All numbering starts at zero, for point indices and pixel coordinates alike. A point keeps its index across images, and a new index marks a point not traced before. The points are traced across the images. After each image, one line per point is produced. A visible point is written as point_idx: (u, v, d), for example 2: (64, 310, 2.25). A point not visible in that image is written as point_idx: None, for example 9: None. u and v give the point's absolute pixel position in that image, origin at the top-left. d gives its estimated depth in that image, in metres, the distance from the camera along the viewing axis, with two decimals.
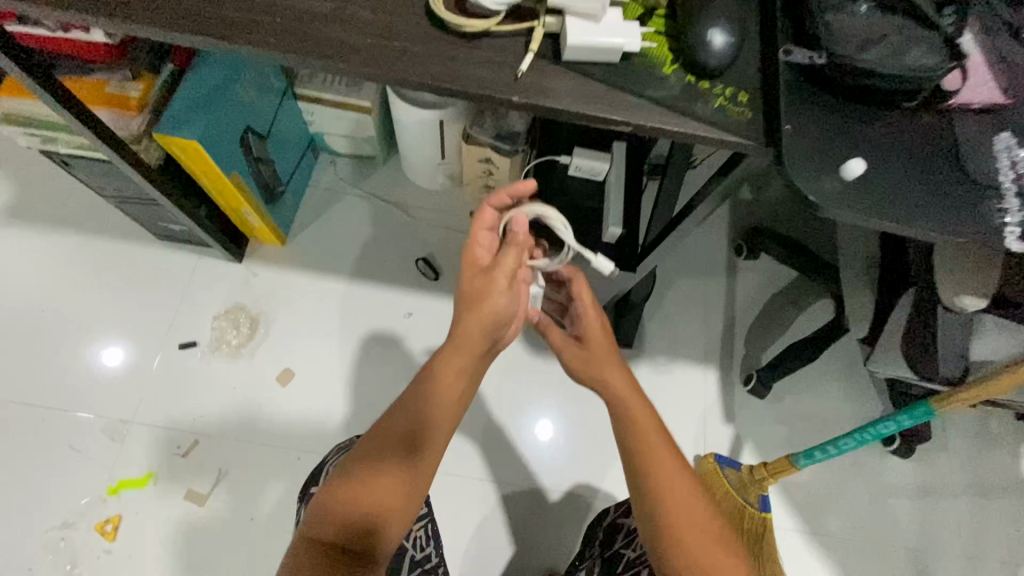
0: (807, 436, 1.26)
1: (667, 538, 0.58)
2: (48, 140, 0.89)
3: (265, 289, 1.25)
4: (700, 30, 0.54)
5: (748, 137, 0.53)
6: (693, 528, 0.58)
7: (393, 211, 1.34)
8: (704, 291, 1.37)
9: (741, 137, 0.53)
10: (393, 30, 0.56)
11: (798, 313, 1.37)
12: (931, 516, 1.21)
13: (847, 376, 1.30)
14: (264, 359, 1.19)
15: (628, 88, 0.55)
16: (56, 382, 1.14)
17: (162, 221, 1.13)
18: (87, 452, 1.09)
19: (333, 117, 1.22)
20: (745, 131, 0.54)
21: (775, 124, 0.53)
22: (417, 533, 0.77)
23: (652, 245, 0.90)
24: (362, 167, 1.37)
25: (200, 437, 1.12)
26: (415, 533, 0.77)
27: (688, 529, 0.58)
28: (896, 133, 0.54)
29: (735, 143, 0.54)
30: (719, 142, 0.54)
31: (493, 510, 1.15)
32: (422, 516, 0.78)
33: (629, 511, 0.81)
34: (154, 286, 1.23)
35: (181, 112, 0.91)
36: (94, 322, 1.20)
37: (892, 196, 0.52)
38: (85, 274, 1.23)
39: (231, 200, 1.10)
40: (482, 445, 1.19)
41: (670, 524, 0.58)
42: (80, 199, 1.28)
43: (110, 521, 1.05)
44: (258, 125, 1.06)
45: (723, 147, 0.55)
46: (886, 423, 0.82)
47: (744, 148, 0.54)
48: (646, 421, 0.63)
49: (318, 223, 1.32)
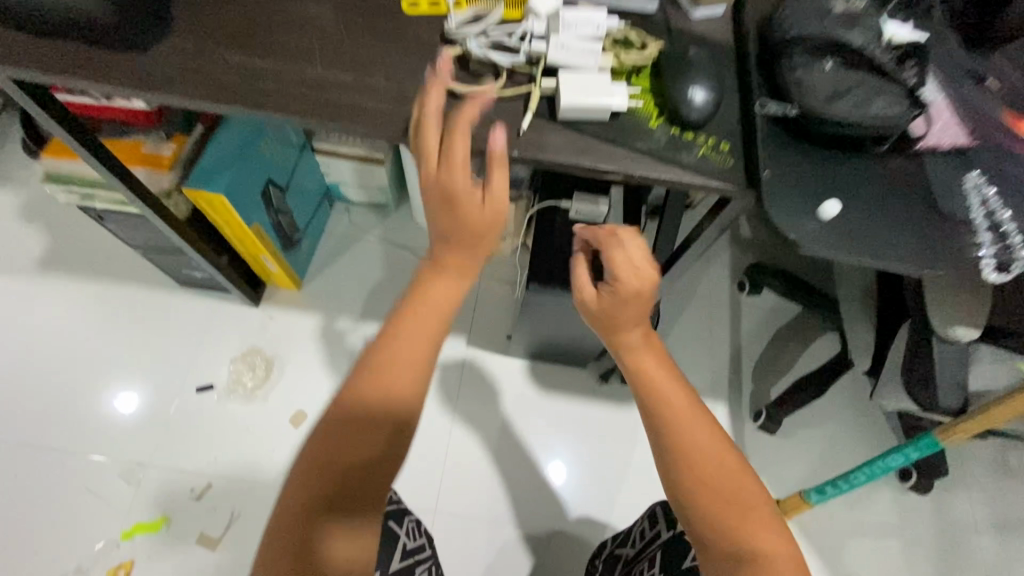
0: (820, 471, 1.25)
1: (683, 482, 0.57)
2: (87, 196, 0.96)
3: (280, 332, 1.29)
4: (681, 88, 0.59)
5: (730, 182, 0.58)
6: (711, 467, 0.56)
7: (405, 255, 1.40)
8: (709, 327, 1.39)
9: (724, 182, 0.58)
10: (404, 96, 0.62)
11: (803, 348, 1.38)
12: (953, 554, 1.18)
13: (856, 409, 1.30)
14: (279, 401, 1.22)
15: (618, 141, 0.59)
16: (77, 425, 1.18)
17: (185, 269, 1.19)
18: (103, 495, 1.11)
19: (348, 169, 1.30)
20: (728, 176, 0.58)
21: (755, 170, 0.58)
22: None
23: None
24: (374, 214, 1.44)
25: (214, 479, 1.14)
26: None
27: (713, 476, 0.56)
28: (870, 175, 0.59)
29: (718, 188, 0.58)
30: (704, 187, 0.58)
31: (505, 553, 1.14)
32: (427, 556, 0.79)
33: (625, 543, 0.83)
34: (175, 331, 1.28)
35: (208, 169, 0.98)
36: (116, 366, 1.24)
37: (870, 234, 0.56)
38: (110, 319, 1.28)
39: (252, 248, 1.16)
40: (492, 485, 1.19)
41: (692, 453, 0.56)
42: (108, 248, 1.35)
43: (122, 566, 1.06)
44: (279, 178, 1.14)
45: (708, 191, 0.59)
46: (893, 456, 0.82)
47: (726, 192, 0.58)
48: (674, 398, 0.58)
49: (333, 268, 1.38)
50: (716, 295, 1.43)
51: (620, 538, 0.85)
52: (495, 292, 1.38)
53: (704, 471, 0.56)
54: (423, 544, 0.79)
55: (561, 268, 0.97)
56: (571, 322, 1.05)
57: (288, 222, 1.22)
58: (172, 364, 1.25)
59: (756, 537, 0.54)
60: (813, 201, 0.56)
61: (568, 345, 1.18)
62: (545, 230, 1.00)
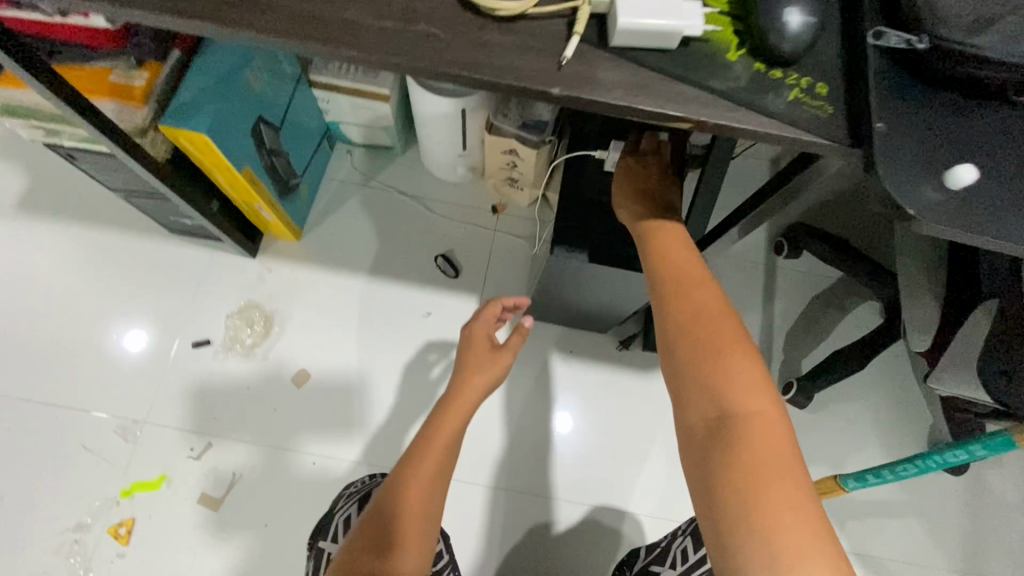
0: (848, 448, 1.18)
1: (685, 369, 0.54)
2: (52, 133, 0.87)
3: (279, 286, 1.21)
4: (774, 9, 0.46)
5: (828, 136, 0.45)
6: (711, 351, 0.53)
7: (412, 205, 1.29)
8: (740, 292, 1.29)
9: (819, 137, 0.45)
10: (415, 13, 0.49)
11: (840, 317, 1.28)
12: (983, 535, 1.13)
13: (891, 384, 1.23)
14: (280, 359, 1.15)
15: (684, 77, 0.47)
16: (70, 380, 1.12)
17: (173, 216, 1.09)
18: (100, 452, 1.07)
19: (349, 106, 1.16)
20: (825, 128, 0.46)
21: (863, 120, 0.45)
22: None
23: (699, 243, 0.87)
24: (378, 159, 1.32)
25: (214, 439, 1.09)
26: None
27: (716, 359, 0.53)
28: (1010, 133, 0.46)
29: (811, 143, 0.46)
30: (792, 142, 0.46)
31: (517, 520, 1.10)
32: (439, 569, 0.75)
33: (662, 558, 0.77)
34: (167, 281, 1.20)
35: (188, 103, 0.86)
36: (107, 318, 1.17)
37: (1007, 209, 0.44)
38: (97, 269, 1.20)
39: (243, 194, 1.05)
40: (503, 452, 1.14)
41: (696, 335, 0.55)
42: (92, 192, 1.24)
43: (123, 524, 1.02)
44: (270, 115, 1.00)
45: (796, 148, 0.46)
46: (956, 452, 0.75)
47: (820, 149, 0.45)
48: (695, 290, 0.58)
49: (335, 217, 1.27)
50: (750, 258, 1.32)
51: (652, 550, 0.80)
52: (509, 247, 1.27)
53: (711, 359, 0.53)
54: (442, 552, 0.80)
55: (589, 229, 0.86)
56: (596, 288, 0.95)
57: (283, 167, 1.11)
58: (166, 317, 1.17)
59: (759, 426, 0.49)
60: (936, 165, 0.44)
61: (591, 311, 1.09)
62: (571, 184, 0.88)
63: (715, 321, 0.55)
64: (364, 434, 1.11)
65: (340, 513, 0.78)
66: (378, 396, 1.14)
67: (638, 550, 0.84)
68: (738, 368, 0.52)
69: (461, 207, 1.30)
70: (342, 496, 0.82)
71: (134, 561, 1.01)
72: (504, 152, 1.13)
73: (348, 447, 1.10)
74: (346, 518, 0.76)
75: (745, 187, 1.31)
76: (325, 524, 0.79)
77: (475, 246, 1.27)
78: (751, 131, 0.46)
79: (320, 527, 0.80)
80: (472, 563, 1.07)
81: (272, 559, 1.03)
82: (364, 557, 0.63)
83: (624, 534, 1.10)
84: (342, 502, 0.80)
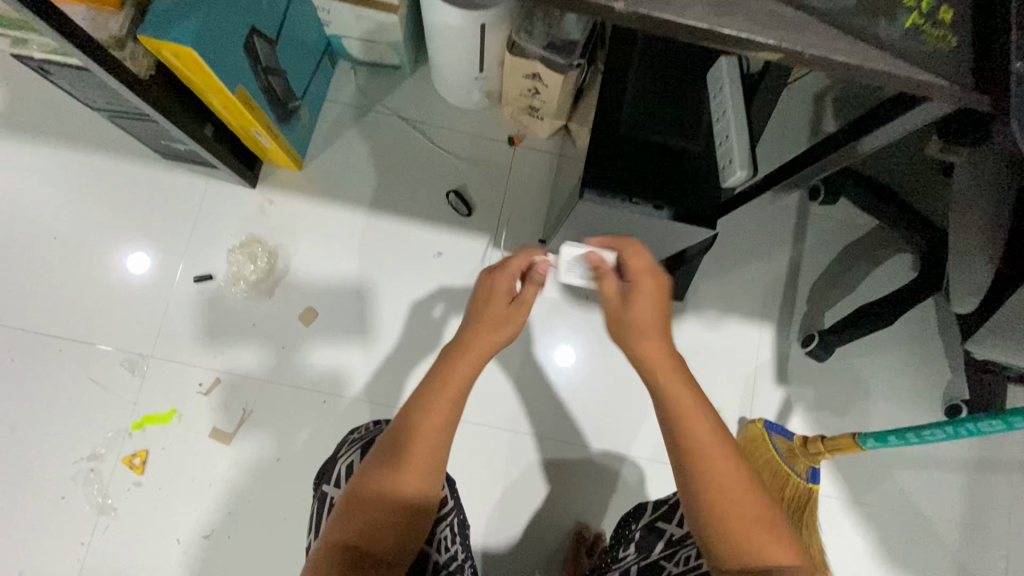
0: (863, 402, 1.16)
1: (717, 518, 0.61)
2: (19, 41, 0.76)
3: (280, 218, 1.14)
4: None
5: (943, 74, 0.44)
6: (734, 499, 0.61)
7: (422, 134, 1.20)
8: (766, 240, 1.22)
9: (936, 73, 0.44)
10: None
11: (871, 269, 1.21)
12: (987, 492, 1.13)
13: (912, 341, 1.19)
14: (285, 296, 1.11)
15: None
16: (72, 311, 1.09)
17: (164, 140, 1.00)
18: (109, 385, 1.06)
19: (352, 17, 1.03)
20: (941, 61, 0.45)
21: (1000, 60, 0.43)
22: (439, 534, 0.72)
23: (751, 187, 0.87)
24: (384, 82, 1.21)
25: (222, 375, 1.08)
26: (437, 535, 0.72)
27: (737, 510, 0.61)
28: None
29: (923, 82, 0.45)
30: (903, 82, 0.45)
31: (525, 461, 1.10)
32: (444, 516, 0.74)
33: (669, 517, 0.78)
34: (163, 210, 1.14)
35: (168, 12, 0.76)
36: (104, 247, 1.12)
37: None
38: (90, 195, 1.13)
39: (239, 117, 0.95)
40: (513, 395, 1.13)
41: (713, 485, 0.61)
42: (78, 111, 1.15)
43: (137, 455, 1.03)
44: (264, 27, 0.89)
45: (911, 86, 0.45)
46: (991, 421, 0.72)
47: (935, 88, 0.45)
48: (694, 432, 0.63)
49: (338, 145, 1.18)
50: (780, 203, 1.24)
51: (660, 506, 0.80)
52: (526, 184, 1.19)
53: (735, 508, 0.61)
54: (446, 498, 0.74)
55: (621, 170, 0.77)
56: None
57: (282, 88, 1.00)
58: (164, 250, 1.12)
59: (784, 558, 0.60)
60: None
61: None
62: (602, 118, 0.79)
63: (725, 475, 0.62)
64: (372, 374, 1.09)
65: (342, 458, 0.73)
66: (385, 336, 1.11)
67: (643, 503, 0.84)
68: (753, 513, 0.61)
69: (474, 138, 1.20)
70: (345, 443, 0.77)
71: (149, 489, 1.02)
72: (525, 76, 1.02)
73: (356, 387, 1.08)
74: (348, 465, 0.71)
75: (784, 125, 1.20)
76: (327, 468, 0.75)
77: (489, 181, 1.19)
78: (859, 63, 0.44)
79: (323, 471, 0.75)
80: (478, 502, 1.08)
81: (283, 492, 1.04)
82: (376, 474, 0.61)
83: (629, 478, 1.11)
84: (346, 447, 0.75)
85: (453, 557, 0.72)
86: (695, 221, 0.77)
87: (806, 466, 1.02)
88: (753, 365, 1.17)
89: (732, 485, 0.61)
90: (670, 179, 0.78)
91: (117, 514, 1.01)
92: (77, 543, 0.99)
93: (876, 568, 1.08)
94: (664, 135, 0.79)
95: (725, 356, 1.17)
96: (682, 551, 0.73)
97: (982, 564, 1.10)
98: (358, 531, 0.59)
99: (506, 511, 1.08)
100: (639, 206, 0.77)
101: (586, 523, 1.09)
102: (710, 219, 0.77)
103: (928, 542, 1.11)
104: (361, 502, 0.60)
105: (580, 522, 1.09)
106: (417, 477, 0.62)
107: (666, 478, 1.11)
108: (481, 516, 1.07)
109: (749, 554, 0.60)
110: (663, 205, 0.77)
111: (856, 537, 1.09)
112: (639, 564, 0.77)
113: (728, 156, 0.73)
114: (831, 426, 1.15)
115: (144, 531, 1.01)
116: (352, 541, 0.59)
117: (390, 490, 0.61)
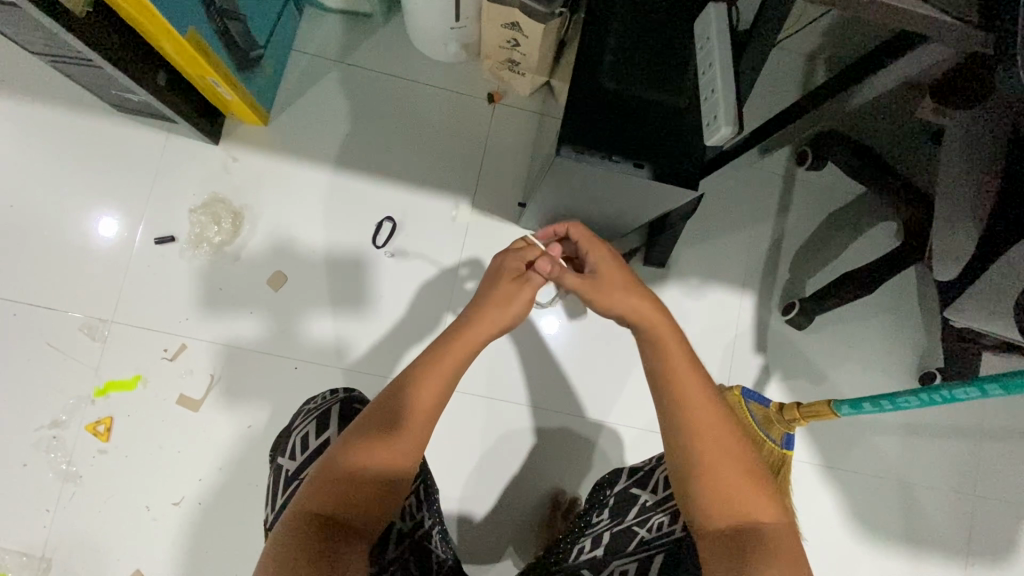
0: (841, 370, 1.17)
1: (697, 460, 0.62)
2: None
3: (246, 177, 1.08)
4: None
5: (947, 11, 0.51)
6: (720, 452, 0.62)
7: (396, 89, 1.13)
8: (750, 206, 1.20)
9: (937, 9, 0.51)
10: None
11: (856, 237, 1.19)
12: (955, 456, 1.16)
13: (892, 310, 1.19)
14: (254, 258, 1.07)
15: None
16: (27, 273, 1.03)
17: (115, 89, 0.93)
18: (68, 351, 1.02)
19: None
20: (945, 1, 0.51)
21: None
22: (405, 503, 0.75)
23: (731, 152, 0.83)
24: (354, 31, 1.14)
25: (188, 341, 1.04)
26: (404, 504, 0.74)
27: (721, 458, 0.62)
28: None
29: (920, 18, 0.51)
30: (904, 14, 0.51)
31: (500, 428, 1.09)
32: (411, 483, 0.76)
33: (643, 482, 0.78)
34: (121, 165, 1.07)
35: None
36: (55, 206, 1.05)
37: None
38: (39, 149, 1.06)
39: (194, 65, 0.89)
40: (491, 362, 1.11)
41: (697, 435, 0.62)
42: (20, 55, 1.07)
43: (101, 423, 1.00)
44: None
45: (907, 20, 0.52)
46: (967, 389, 0.71)
47: (934, 24, 0.51)
48: (688, 391, 0.64)
49: (305, 99, 1.11)
50: (766, 167, 1.21)
51: (635, 472, 0.81)
52: (506, 145, 1.14)
53: (723, 455, 0.62)
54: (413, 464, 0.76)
55: (601, 128, 0.73)
56: (597, 196, 0.84)
57: (242, 33, 0.93)
58: (123, 209, 1.06)
59: (767, 513, 0.60)
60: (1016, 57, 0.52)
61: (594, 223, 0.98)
62: (580, 69, 0.75)
63: (714, 426, 0.63)
64: (345, 338, 1.06)
65: (297, 430, 0.76)
66: (359, 302, 1.07)
67: (608, 474, 0.85)
68: (733, 469, 0.61)
69: (451, 93, 1.14)
70: (300, 414, 0.80)
71: (115, 457, 0.99)
72: (503, 26, 0.95)
73: (329, 354, 1.06)
74: (304, 437, 0.74)
75: (774, 84, 1.15)
76: (282, 441, 0.78)
77: (467, 139, 1.13)
78: None
79: (278, 443, 0.78)
80: (455, 469, 1.07)
81: (255, 459, 1.02)
82: (346, 449, 0.61)
83: (608, 445, 1.11)
84: (300, 419, 0.78)
85: (419, 522, 0.76)
86: (675, 181, 0.74)
87: (780, 433, 1.00)
88: (733, 332, 1.16)
89: (722, 438, 0.62)
90: (654, 142, 0.74)
91: (82, 481, 0.98)
92: (43, 510, 0.97)
93: (844, 529, 1.11)
94: (646, 91, 0.75)
95: (706, 322, 1.16)
96: (655, 517, 0.74)
97: (947, 524, 1.13)
98: (341, 506, 0.59)
99: (483, 477, 1.08)
100: (620, 164, 0.73)
101: (562, 489, 1.09)
102: (691, 180, 0.74)
103: (895, 506, 1.13)
104: (344, 483, 0.59)
105: (556, 486, 1.09)
106: (384, 457, 0.61)
107: (643, 444, 1.12)
108: (457, 483, 1.07)
109: (736, 507, 0.60)
110: (644, 163, 0.73)
111: (826, 502, 1.11)
112: (612, 530, 0.76)
113: (712, 114, 0.67)
114: (807, 393, 1.15)
115: (111, 500, 0.98)
116: (321, 511, 0.58)
117: (384, 472, 0.61)
